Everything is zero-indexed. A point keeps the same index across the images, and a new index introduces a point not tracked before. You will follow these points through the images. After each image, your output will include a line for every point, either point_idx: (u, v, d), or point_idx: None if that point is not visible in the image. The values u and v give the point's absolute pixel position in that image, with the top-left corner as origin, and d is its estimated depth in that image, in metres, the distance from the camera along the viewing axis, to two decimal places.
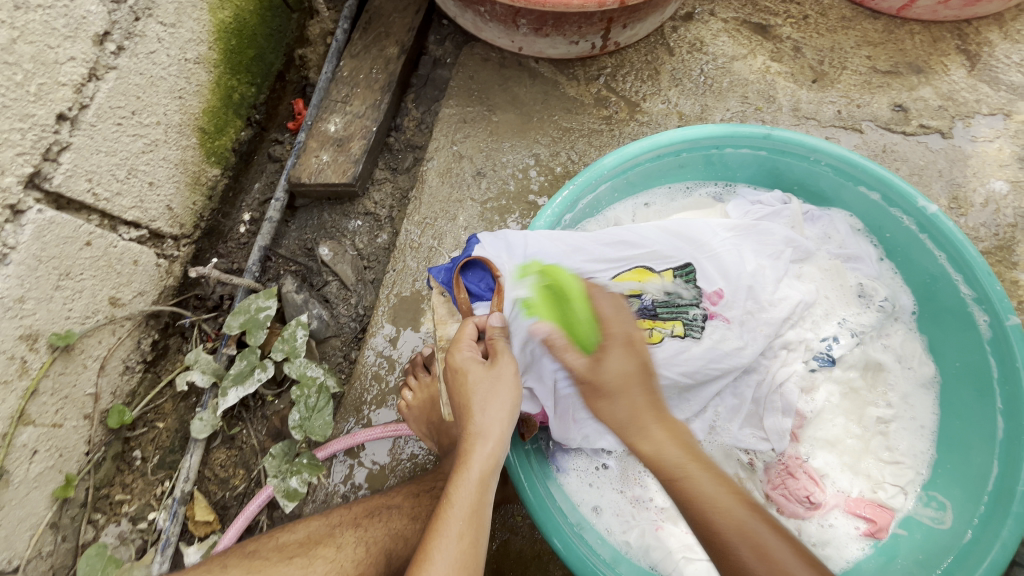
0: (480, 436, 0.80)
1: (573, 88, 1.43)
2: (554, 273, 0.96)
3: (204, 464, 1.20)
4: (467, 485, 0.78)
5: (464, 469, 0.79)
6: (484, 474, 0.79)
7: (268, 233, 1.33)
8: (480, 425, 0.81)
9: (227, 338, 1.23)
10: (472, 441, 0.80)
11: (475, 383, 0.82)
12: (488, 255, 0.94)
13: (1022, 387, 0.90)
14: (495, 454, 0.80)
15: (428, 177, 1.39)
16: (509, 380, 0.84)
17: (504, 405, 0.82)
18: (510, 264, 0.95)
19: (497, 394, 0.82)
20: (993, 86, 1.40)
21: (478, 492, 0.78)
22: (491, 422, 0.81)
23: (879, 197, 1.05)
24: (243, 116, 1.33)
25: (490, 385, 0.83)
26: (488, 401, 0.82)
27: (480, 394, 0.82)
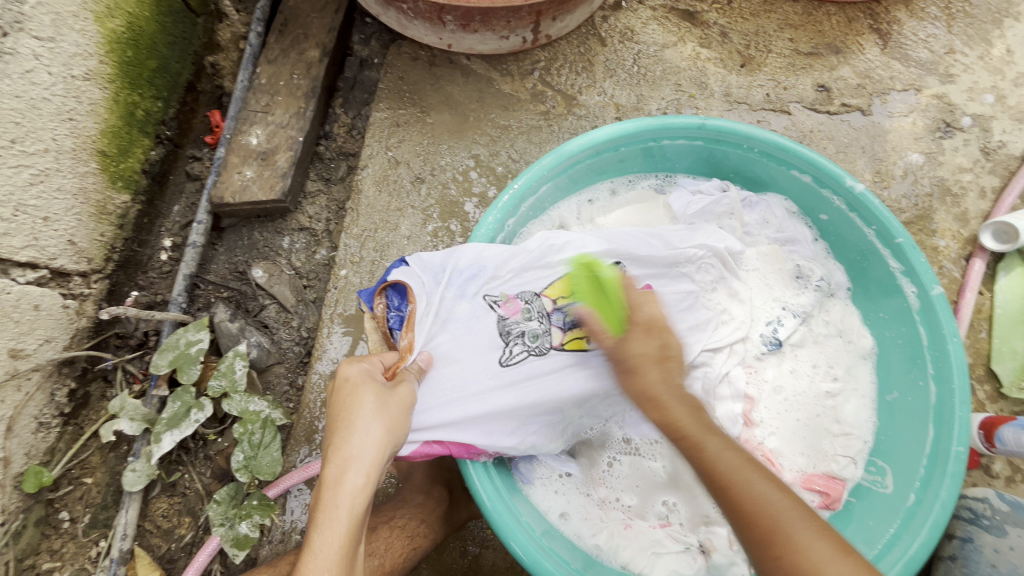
0: (351, 462, 0.72)
1: (508, 84, 1.39)
2: (482, 294, 0.94)
3: (144, 517, 1.11)
4: (338, 519, 0.69)
5: (331, 498, 0.70)
6: (360, 505, 0.70)
7: (192, 259, 1.22)
8: (356, 450, 0.72)
9: (156, 378, 1.13)
10: (342, 466, 0.71)
11: (364, 400, 0.76)
12: (408, 281, 0.91)
13: (949, 353, 0.96)
14: (370, 484, 0.72)
15: (364, 186, 1.32)
16: (400, 408, 0.80)
17: (387, 432, 0.76)
18: (434, 288, 0.92)
19: (382, 416, 0.76)
20: (905, 63, 1.46)
21: (351, 526, 0.69)
22: (370, 447, 0.73)
23: (811, 178, 1.08)
24: (151, 133, 1.21)
25: (379, 405, 0.77)
26: (369, 422, 0.75)
27: (363, 414, 0.75)
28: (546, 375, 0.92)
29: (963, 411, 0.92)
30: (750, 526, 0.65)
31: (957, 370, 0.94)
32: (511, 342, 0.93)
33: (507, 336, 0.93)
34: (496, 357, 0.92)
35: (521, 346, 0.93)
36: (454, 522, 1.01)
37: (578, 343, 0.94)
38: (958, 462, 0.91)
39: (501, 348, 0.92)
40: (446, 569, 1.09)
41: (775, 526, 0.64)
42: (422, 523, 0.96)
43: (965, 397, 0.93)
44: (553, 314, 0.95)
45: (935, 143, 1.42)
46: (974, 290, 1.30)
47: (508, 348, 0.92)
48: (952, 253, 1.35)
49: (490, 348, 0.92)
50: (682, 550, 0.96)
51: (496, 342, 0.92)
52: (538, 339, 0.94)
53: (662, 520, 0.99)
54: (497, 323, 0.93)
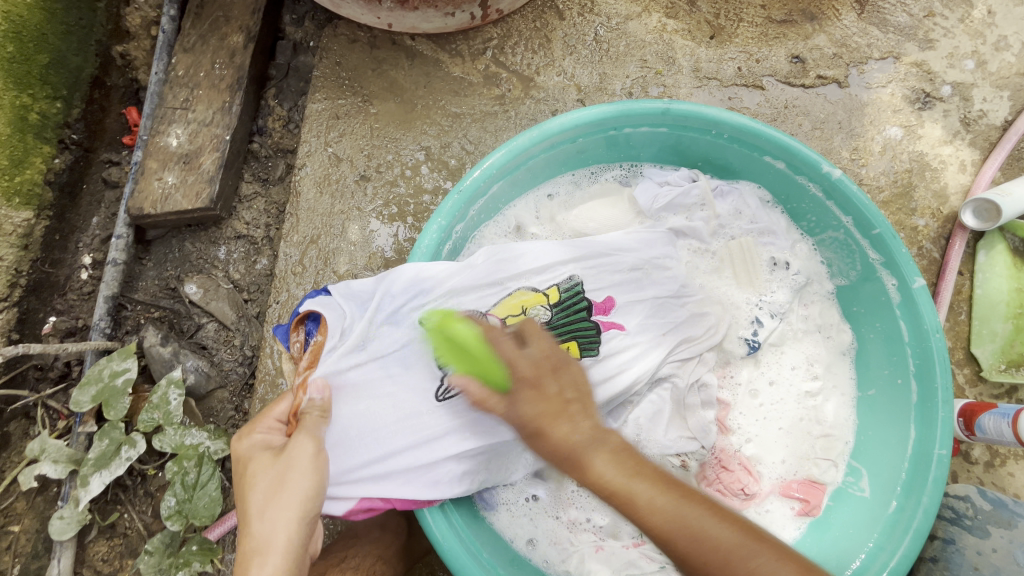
0: (261, 553, 0.63)
1: (458, 66, 1.26)
2: (421, 316, 0.86)
3: (81, 564, 1.03)
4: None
5: None
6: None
7: (113, 278, 1.11)
8: (258, 537, 0.64)
9: (81, 414, 1.03)
10: (248, 561, 0.63)
11: (257, 474, 0.69)
12: (324, 312, 0.83)
13: (931, 349, 0.90)
14: (281, 572, 0.63)
15: (304, 187, 1.20)
16: (304, 464, 0.69)
17: (293, 502, 0.67)
18: (356, 318, 0.84)
19: (282, 485, 0.67)
20: (883, 29, 1.37)
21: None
22: (273, 529, 0.64)
23: (785, 165, 0.99)
24: (52, 139, 1.07)
25: (276, 473, 0.69)
26: (268, 498, 0.67)
27: (259, 492, 0.67)
28: None
29: (946, 411, 0.87)
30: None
31: (940, 368, 0.88)
32: (452, 371, 0.84)
33: (446, 365, 0.84)
34: (433, 391, 0.83)
35: None
36: (415, 552, 0.95)
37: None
38: (940, 467, 0.86)
39: (437, 380, 0.83)
40: None
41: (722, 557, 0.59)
42: (377, 560, 0.89)
43: (949, 397, 0.87)
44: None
45: (915, 115, 1.34)
46: (954, 271, 1.25)
47: (448, 379, 0.84)
48: (931, 232, 1.30)
49: (427, 380, 0.84)
50: (658, 569, 0.91)
51: (433, 373, 0.84)
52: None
53: (635, 538, 0.93)
54: (435, 350, 0.84)
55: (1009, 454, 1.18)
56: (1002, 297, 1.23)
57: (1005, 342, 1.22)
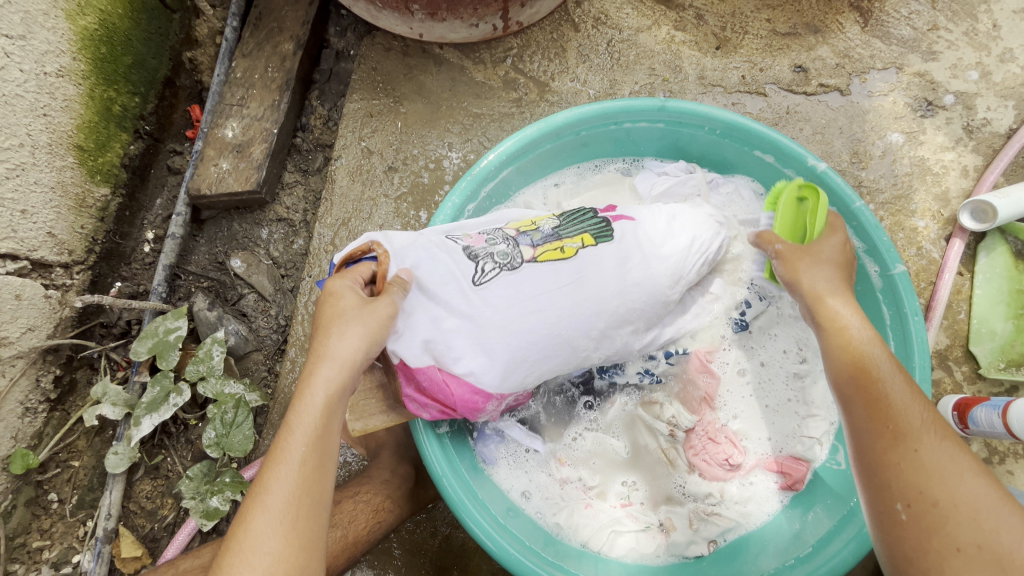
0: (330, 359, 0.75)
1: (480, 72, 1.39)
2: (445, 232, 0.98)
3: (128, 499, 1.15)
4: (309, 410, 0.73)
5: (305, 389, 0.73)
6: (330, 400, 0.74)
7: (172, 250, 1.26)
8: (333, 348, 0.76)
9: (137, 365, 1.17)
10: (318, 361, 0.76)
11: (342, 308, 0.79)
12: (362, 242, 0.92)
13: (910, 330, 0.95)
14: (342, 380, 0.75)
15: (339, 176, 1.34)
16: (381, 314, 0.79)
17: (365, 334, 0.78)
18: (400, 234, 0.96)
19: (360, 320, 0.78)
20: (886, 41, 1.44)
21: (321, 419, 0.73)
22: (345, 346, 0.76)
23: (773, 158, 1.08)
24: (129, 128, 1.24)
25: (357, 312, 0.79)
26: (348, 325, 0.78)
27: (343, 317, 0.78)
28: (519, 286, 0.92)
29: (923, 389, 0.92)
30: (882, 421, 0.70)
31: (918, 348, 0.93)
32: (481, 263, 0.93)
33: (475, 258, 0.94)
34: (468, 277, 0.91)
35: (491, 264, 0.93)
36: (421, 500, 1.05)
37: (551, 254, 0.96)
38: None
39: (471, 266, 0.92)
40: (417, 548, 1.13)
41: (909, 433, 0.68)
42: (388, 498, 1.00)
43: (925, 375, 0.92)
44: (518, 237, 0.98)
45: (916, 122, 1.40)
46: (952, 270, 1.29)
47: (479, 267, 0.93)
48: (931, 233, 1.34)
49: (459, 270, 0.91)
50: (642, 529, 0.99)
51: (465, 264, 0.92)
52: (508, 257, 0.95)
53: (623, 499, 1.01)
54: (462, 250, 0.94)
55: (1007, 450, 1.20)
56: (1001, 297, 1.26)
57: (1004, 341, 1.24)
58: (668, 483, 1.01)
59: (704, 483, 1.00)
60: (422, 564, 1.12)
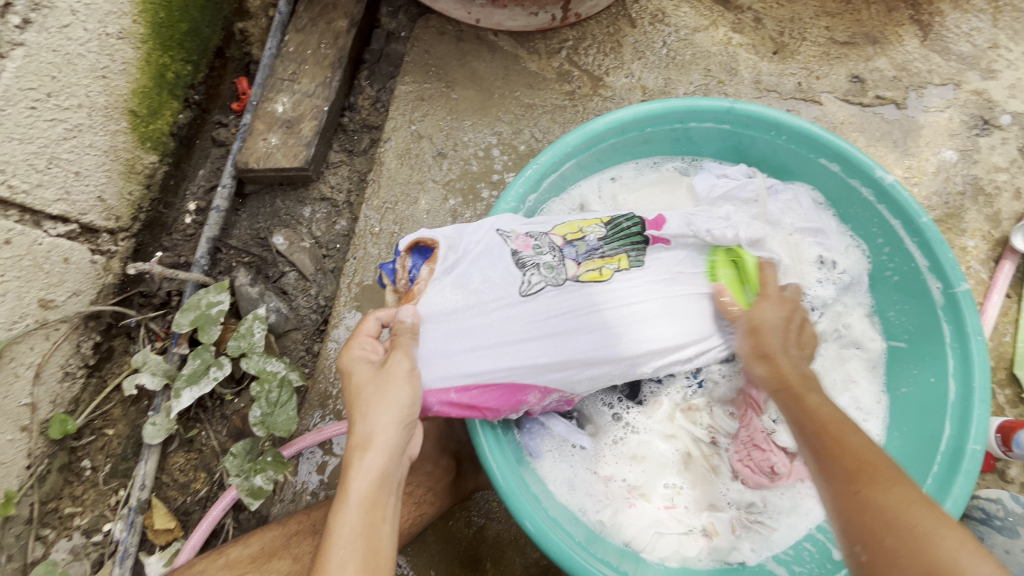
0: (367, 448, 0.75)
1: (534, 62, 1.37)
2: (495, 229, 0.96)
3: (161, 470, 1.14)
4: (350, 507, 0.71)
5: (348, 482, 0.73)
6: (371, 488, 0.73)
7: (216, 223, 1.24)
8: (363, 434, 0.76)
9: (177, 336, 1.16)
10: (354, 454, 0.75)
11: (362, 385, 0.79)
12: (421, 234, 0.94)
13: (971, 350, 0.94)
14: (380, 465, 0.75)
15: (386, 158, 1.33)
16: (400, 379, 0.80)
17: (393, 410, 0.77)
18: (456, 237, 0.95)
19: (383, 397, 0.78)
20: (944, 57, 1.42)
21: (364, 511, 0.72)
22: (375, 430, 0.76)
23: (840, 167, 1.06)
24: (180, 96, 1.23)
25: (376, 387, 0.79)
26: (372, 404, 0.77)
27: (364, 398, 0.78)
28: (563, 302, 0.91)
29: (982, 409, 0.91)
30: (834, 462, 0.69)
31: (979, 368, 0.93)
32: (528, 272, 0.92)
33: (523, 267, 0.92)
34: (515, 288, 0.91)
35: (538, 276, 0.92)
36: (461, 491, 1.05)
37: (592, 276, 0.93)
38: (973, 461, 0.89)
39: (518, 279, 0.91)
40: (451, 538, 1.12)
41: (859, 468, 0.67)
42: (429, 490, 1.01)
43: (986, 396, 0.91)
44: (564, 248, 0.95)
45: (971, 140, 1.38)
46: (1001, 292, 1.28)
47: (526, 278, 0.91)
48: (981, 253, 1.32)
49: (506, 280, 0.91)
50: (685, 532, 0.97)
51: (513, 273, 0.91)
52: (554, 269, 0.93)
53: (667, 502, 1.00)
54: (511, 255, 0.93)
55: None
56: None
57: None
58: (714, 490, 1.00)
59: (746, 492, 1.00)
60: (455, 555, 1.11)
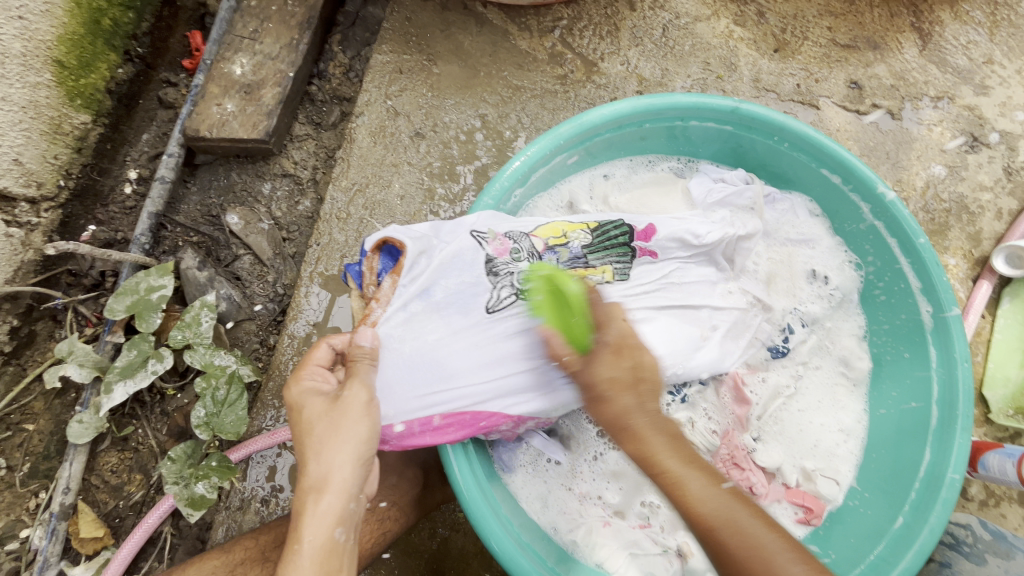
0: (320, 492, 0.67)
1: (525, 40, 1.27)
2: (469, 231, 0.87)
3: (90, 472, 1.03)
4: (302, 559, 0.64)
5: (299, 531, 0.65)
6: (325, 536, 0.66)
7: (160, 196, 1.11)
8: (315, 477, 0.67)
9: (110, 323, 1.03)
10: (307, 499, 0.67)
11: (312, 421, 0.70)
12: (388, 232, 0.84)
13: (957, 376, 0.92)
14: (336, 509, 0.67)
15: (358, 135, 1.21)
16: (357, 412, 0.70)
17: (349, 447, 0.69)
18: (428, 237, 0.85)
19: (337, 433, 0.69)
20: (941, 68, 1.38)
21: (318, 562, 0.65)
22: (331, 470, 0.68)
23: (841, 179, 1.01)
24: (119, 48, 1.08)
25: (329, 423, 0.70)
26: (325, 443, 0.69)
27: (316, 435, 0.69)
28: (534, 320, 0.84)
29: (963, 438, 0.89)
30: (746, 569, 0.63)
31: (964, 395, 0.91)
32: (499, 285, 0.84)
33: (495, 278, 0.84)
34: (481, 303, 0.83)
35: (510, 289, 0.84)
36: (426, 504, 0.99)
37: None
38: (951, 489, 0.88)
39: (486, 292, 0.83)
40: (413, 550, 1.05)
41: (761, 551, 0.63)
42: (392, 506, 0.94)
43: (968, 424, 0.90)
44: (544, 254, 0.89)
45: (960, 156, 1.35)
46: (977, 312, 1.26)
47: (496, 292, 0.83)
48: (960, 272, 1.31)
49: (476, 293, 0.83)
50: (659, 552, 0.93)
51: (482, 285, 0.83)
52: (528, 283, 0.85)
53: (642, 520, 0.95)
54: (484, 263, 0.84)
55: (1004, 496, 1.17)
56: (1019, 344, 1.24)
57: (1015, 389, 1.23)
58: None
59: None
60: (416, 567, 1.05)
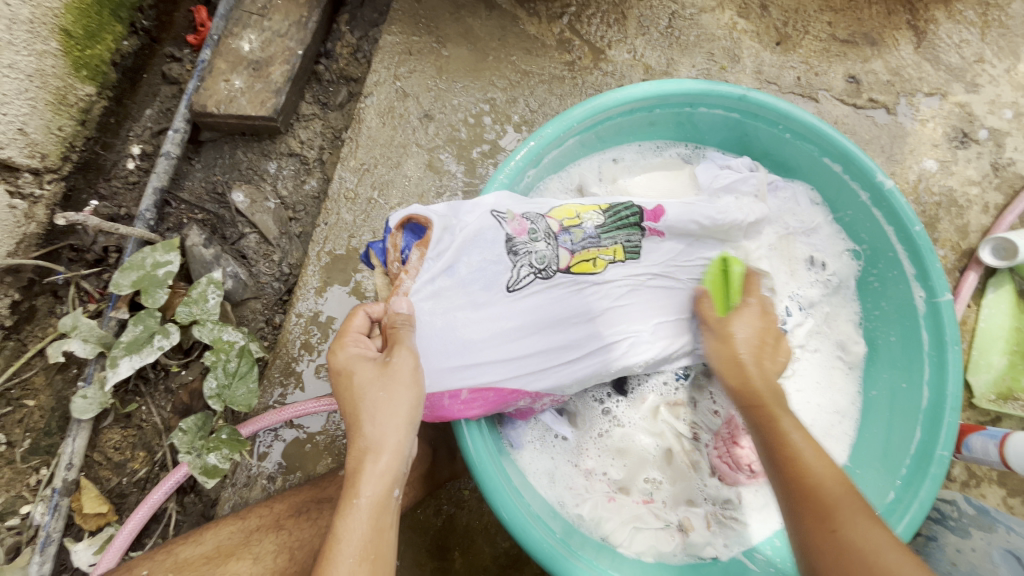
0: (376, 451, 0.68)
1: (533, 26, 1.27)
2: (490, 210, 0.88)
3: (93, 448, 1.02)
4: (358, 515, 0.66)
5: (354, 487, 0.67)
6: (382, 494, 0.68)
7: (165, 171, 1.09)
8: (371, 438, 0.69)
9: (114, 298, 1.02)
10: (363, 458, 0.68)
11: (364, 385, 0.71)
12: (413, 210, 0.84)
13: (948, 359, 0.95)
14: (391, 469, 0.69)
15: (366, 115, 1.21)
16: (407, 378, 0.71)
17: (401, 410, 0.70)
18: (450, 215, 0.86)
19: (389, 398, 0.70)
20: (935, 65, 1.42)
21: (373, 518, 0.67)
22: (386, 432, 0.69)
23: (842, 168, 1.04)
24: (125, 20, 1.07)
25: (382, 387, 0.70)
26: (380, 405, 0.70)
27: (369, 399, 0.70)
28: (552, 298, 0.87)
29: (952, 417, 0.93)
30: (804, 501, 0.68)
31: (954, 377, 0.94)
32: (519, 263, 0.86)
33: (515, 257, 0.86)
34: (502, 281, 0.85)
35: (528, 269, 0.86)
36: (434, 480, 1.00)
37: (584, 266, 0.90)
38: (940, 466, 0.92)
39: (507, 270, 0.86)
40: (419, 526, 1.07)
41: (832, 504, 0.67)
42: (403, 480, 0.95)
43: (957, 405, 0.93)
44: (560, 235, 0.90)
45: (952, 151, 1.40)
46: (964, 301, 1.30)
47: (515, 270, 0.86)
48: (948, 263, 1.36)
49: (497, 271, 0.85)
50: (662, 527, 0.95)
51: (503, 263, 0.85)
52: (545, 261, 0.88)
53: (645, 496, 0.98)
54: (504, 242, 0.86)
55: (985, 476, 1.22)
56: (1002, 333, 1.29)
57: (998, 375, 1.28)
58: (693, 485, 0.98)
59: (724, 488, 0.97)
60: (422, 544, 1.06)
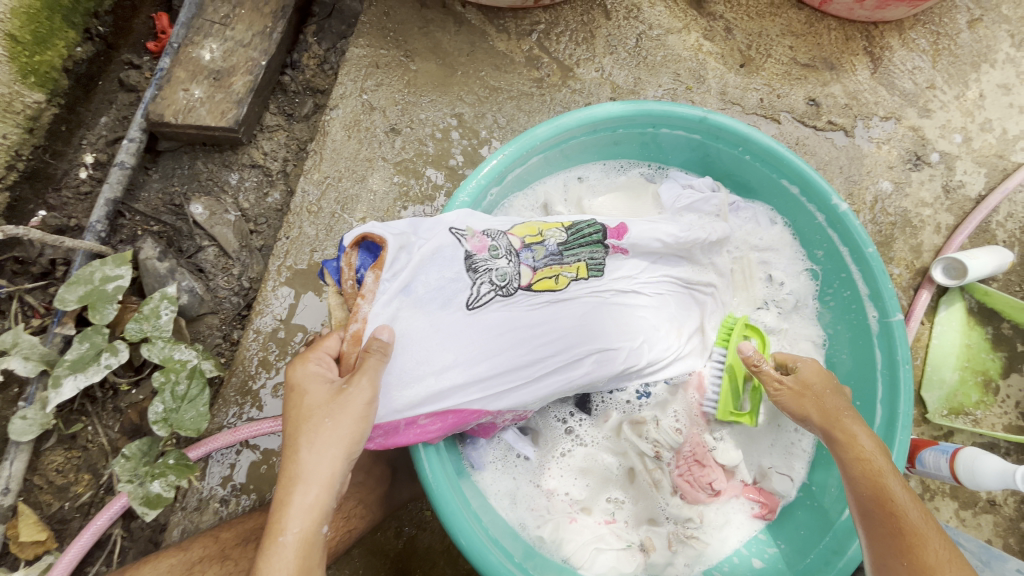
0: (304, 483, 0.66)
1: (503, 42, 1.28)
2: (448, 228, 0.87)
3: (33, 471, 0.97)
4: (284, 551, 0.64)
5: (281, 521, 0.65)
6: (309, 530, 0.65)
7: (118, 181, 1.06)
8: (305, 468, 0.67)
9: (60, 314, 0.98)
10: (290, 489, 0.66)
11: (311, 410, 0.70)
12: (372, 228, 0.83)
13: (899, 378, 0.97)
14: (320, 503, 0.67)
15: (332, 128, 1.19)
16: (358, 410, 0.71)
17: (340, 441, 0.69)
18: (407, 233, 0.85)
19: (333, 427, 0.69)
20: (890, 90, 1.47)
21: (300, 556, 0.64)
22: (320, 463, 0.67)
23: (798, 190, 1.07)
24: (78, 25, 1.03)
25: (327, 415, 0.70)
26: (320, 434, 0.68)
27: (311, 425, 0.69)
28: (512, 314, 0.87)
29: (903, 435, 0.94)
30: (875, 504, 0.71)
31: (904, 395, 0.96)
32: (478, 281, 0.85)
33: (474, 274, 0.85)
34: (461, 300, 0.84)
35: (488, 285, 0.86)
36: (393, 502, 0.98)
37: (546, 283, 0.89)
38: None
39: (466, 288, 0.85)
40: (378, 549, 1.04)
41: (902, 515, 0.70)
42: (360, 503, 0.93)
43: (908, 423, 0.95)
44: (521, 252, 0.89)
45: (906, 173, 1.45)
46: (917, 319, 1.35)
47: (475, 288, 0.85)
48: (903, 281, 1.40)
49: (455, 288, 0.84)
50: (623, 547, 0.96)
51: (463, 281, 0.85)
52: (506, 279, 0.87)
53: (608, 516, 0.98)
54: (462, 259, 0.85)
55: (937, 490, 1.25)
56: (953, 349, 1.34)
57: (950, 390, 1.33)
58: (656, 505, 0.98)
59: (685, 507, 0.97)
60: (381, 567, 1.04)
